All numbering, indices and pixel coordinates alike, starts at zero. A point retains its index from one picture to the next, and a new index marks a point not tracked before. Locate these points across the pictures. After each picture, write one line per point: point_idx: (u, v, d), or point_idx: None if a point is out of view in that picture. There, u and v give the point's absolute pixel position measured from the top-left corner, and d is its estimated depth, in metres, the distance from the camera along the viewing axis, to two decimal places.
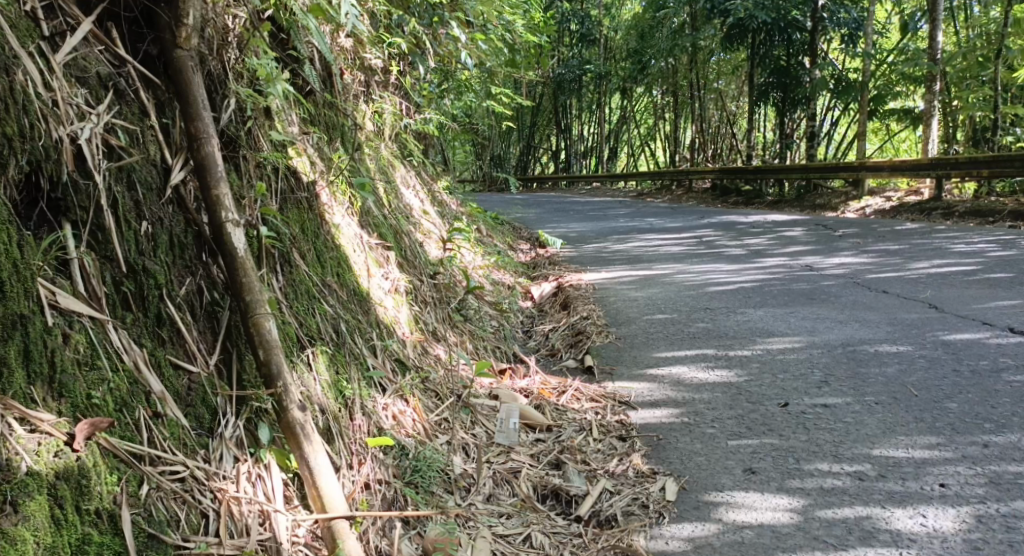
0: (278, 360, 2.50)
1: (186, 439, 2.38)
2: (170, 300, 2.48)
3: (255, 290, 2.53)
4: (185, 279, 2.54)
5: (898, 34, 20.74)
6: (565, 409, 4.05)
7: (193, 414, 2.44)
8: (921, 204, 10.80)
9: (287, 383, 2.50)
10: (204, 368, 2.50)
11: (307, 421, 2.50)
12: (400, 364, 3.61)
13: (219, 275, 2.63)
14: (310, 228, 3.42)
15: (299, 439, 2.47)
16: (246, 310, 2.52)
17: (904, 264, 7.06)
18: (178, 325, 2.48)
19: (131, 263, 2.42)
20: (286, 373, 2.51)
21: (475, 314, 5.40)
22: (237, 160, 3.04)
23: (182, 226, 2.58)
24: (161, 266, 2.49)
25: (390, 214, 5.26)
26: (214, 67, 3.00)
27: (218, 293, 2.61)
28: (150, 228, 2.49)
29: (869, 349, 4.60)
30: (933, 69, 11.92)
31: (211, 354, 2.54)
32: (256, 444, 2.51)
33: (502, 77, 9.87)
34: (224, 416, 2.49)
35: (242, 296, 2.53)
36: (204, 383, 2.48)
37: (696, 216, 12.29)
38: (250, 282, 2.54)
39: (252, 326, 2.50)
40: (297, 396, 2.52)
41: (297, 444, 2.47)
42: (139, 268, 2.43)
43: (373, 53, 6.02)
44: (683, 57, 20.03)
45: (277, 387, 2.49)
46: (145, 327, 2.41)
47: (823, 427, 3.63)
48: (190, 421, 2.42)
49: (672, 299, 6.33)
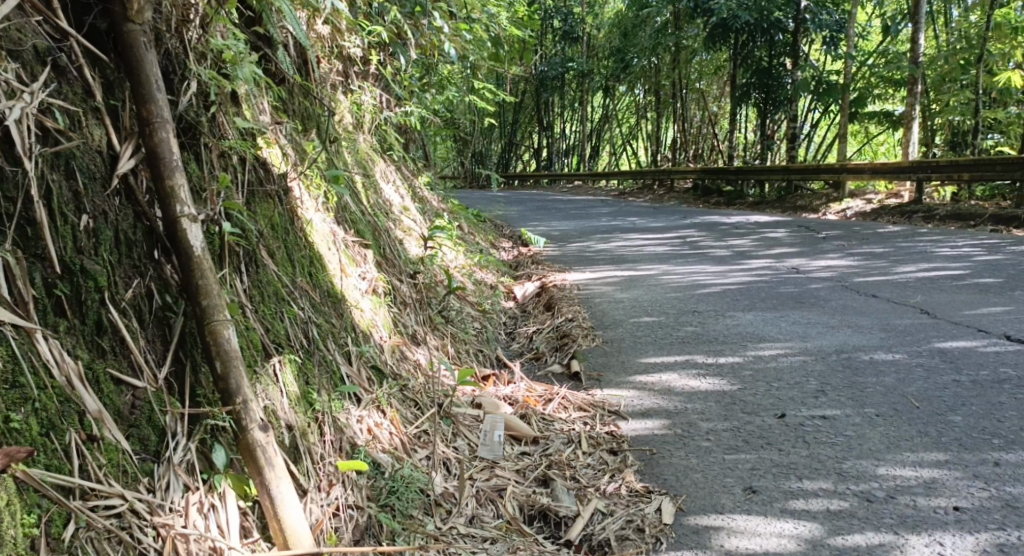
0: (237, 374, 2.24)
1: (127, 466, 2.13)
2: (113, 304, 2.23)
3: (214, 294, 2.27)
4: (132, 281, 2.28)
5: (877, 37, 20.58)
6: (552, 419, 3.81)
7: (137, 436, 2.18)
8: (902, 207, 10.62)
9: (247, 399, 2.25)
10: (152, 382, 2.24)
11: (269, 443, 2.25)
12: (377, 372, 3.37)
13: (173, 276, 2.36)
14: (279, 225, 3.17)
15: (259, 464, 2.22)
16: (202, 317, 2.26)
17: (891, 268, 6.86)
18: (121, 333, 2.22)
19: (66, 262, 2.16)
20: (247, 387, 2.26)
21: (457, 316, 5.17)
22: (197, 149, 2.78)
23: (130, 221, 2.32)
24: (104, 266, 2.23)
25: (368, 211, 5.02)
26: (170, 46, 2.74)
27: (171, 296, 2.35)
28: (91, 223, 2.23)
29: (865, 357, 4.38)
30: (914, 72, 11.75)
31: (161, 367, 2.28)
32: (211, 469, 2.26)
33: (485, 71, 9.64)
34: (174, 436, 2.24)
35: (198, 300, 2.27)
36: (151, 398, 2.23)
37: (679, 216, 12.09)
38: (207, 285, 2.28)
39: (209, 334, 2.25)
40: (258, 414, 2.27)
41: (257, 470, 2.22)
42: (76, 269, 2.17)
43: (350, 42, 5.76)
44: (666, 57, 19.80)
45: (235, 403, 2.23)
46: (82, 336, 2.16)
47: (823, 442, 3.41)
48: (132, 444, 2.16)
49: (659, 301, 6.11)
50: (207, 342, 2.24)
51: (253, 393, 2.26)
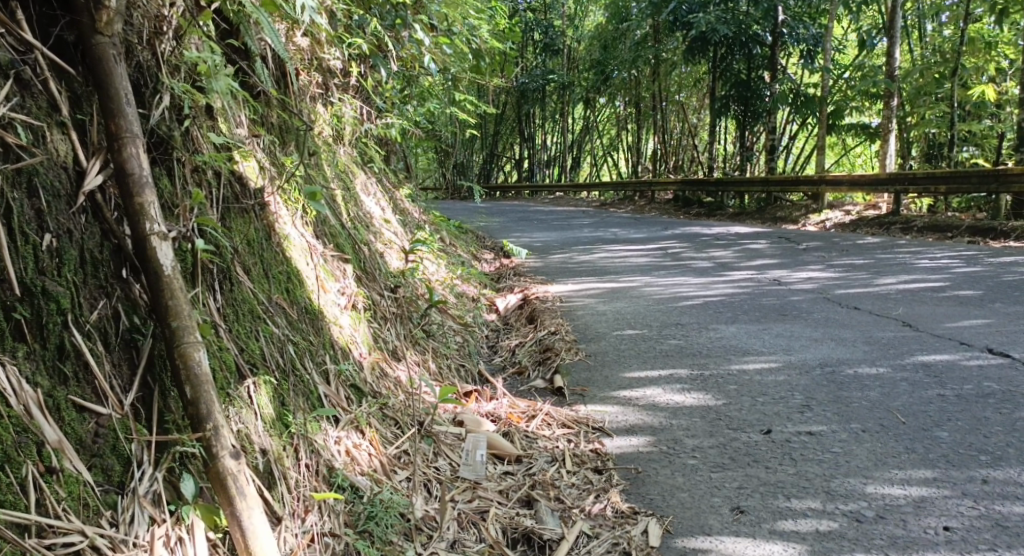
0: (208, 398, 2.15)
1: (88, 499, 2.05)
2: (77, 327, 2.15)
3: (184, 315, 2.19)
4: (97, 303, 2.20)
5: (854, 50, 20.66)
6: (536, 437, 3.74)
7: (100, 467, 2.10)
8: (880, 218, 10.63)
9: (218, 424, 2.17)
10: (117, 409, 2.16)
11: (240, 471, 2.16)
12: (356, 391, 3.29)
13: (142, 297, 2.28)
14: (256, 241, 3.10)
15: (230, 494, 2.13)
16: (171, 338, 2.18)
17: (871, 279, 6.84)
18: (86, 358, 2.14)
19: (27, 284, 2.08)
20: (218, 412, 2.17)
21: (439, 329, 5.10)
22: (170, 164, 2.68)
23: (97, 239, 2.23)
24: (67, 288, 2.15)
25: (348, 224, 4.95)
26: (142, 59, 2.66)
27: (139, 318, 2.26)
28: (54, 242, 2.15)
29: (849, 370, 4.34)
30: (890, 86, 11.78)
31: (127, 393, 2.19)
32: (178, 499, 2.17)
33: (467, 82, 9.61)
34: (140, 466, 2.15)
35: (167, 321, 2.19)
36: (116, 426, 2.14)
37: (661, 227, 12.07)
38: (177, 306, 2.20)
39: (179, 357, 2.16)
40: (230, 441, 2.18)
41: (227, 500, 2.13)
42: (37, 290, 2.09)
43: (330, 53, 5.70)
44: (646, 69, 19.83)
45: (205, 430, 2.15)
46: (43, 362, 2.07)
47: (810, 459, 3.36)
48: (94, 475, 2.08)
49: (642, 313, 6.06)
50: (177, 366, 2.16)
51: (224, 418, 2.18)
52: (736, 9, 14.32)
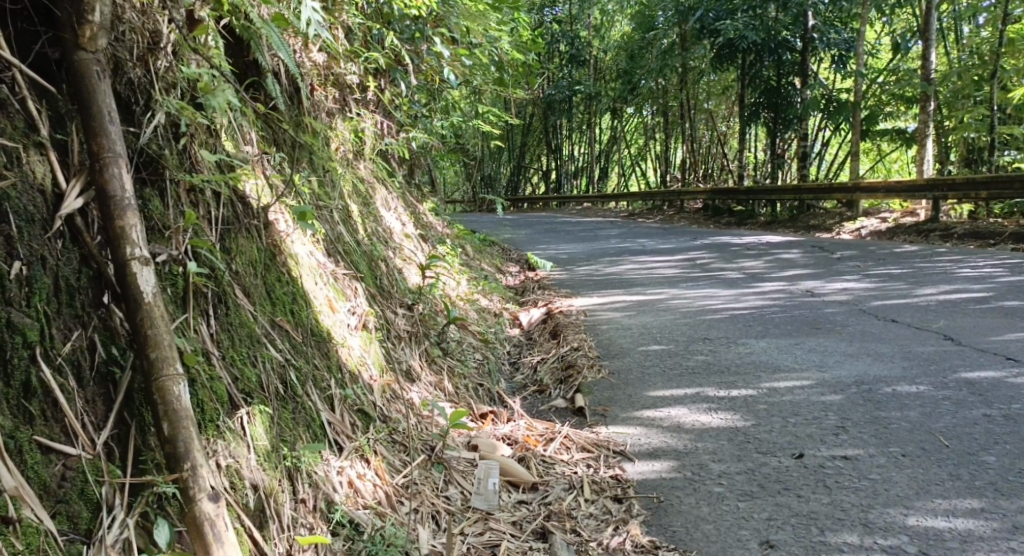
0: (186, 436, 2.06)
1: (49, 549, 1.92)
2: (46, 361, 2.03)
3: (164, 345, 2.09)
4: (71, 333, 2.09)
5: (889, 55, 20.34)
6: (553, 462, 3.59)
7: (65, 513, 1.97)
8: (919, 226, 10.39)
9: (196, 463, 2.07)
10: (88, 449, 2.04)
11: (219, 516, 2.05)
12: (364, 415, 3.16)
13: (122, 327, 2.15)
14: (258, 261, 2.98)
15: (206, 539, 2.03)
16: (150, 371, 2.08)
17: (910, 290, 6.62)
18: (55, 394, 2.03)
19: None
20: (197, 450, 2.08)
21: (457, 347, 4.96)
22: (161, 184, 2.55)
23: (74, 265, 2.12)
24: (36, 319, 2.03)
25: (364, 240, 4.83)
26: (133, 76, 2.55)
27: (118, 348, 2.13)
28: (24, 270, 2.04)
29: (887, 388, 4.15)
30: (926, 90, 11.52)
31: (100, 431, 2.06)
32: (150, 547, 2.03)
33: (489, 95, 9.52)
34: (111, 510, 2.03)
35: (147, 351, 2.09)
36: (85, 467, 2.03)
37: (690, 237, 11.87)
38: (158, 336, 2.10)
39: (157, 391, 2.06)
40: (209, 482, 2.08)
41: (204, 548, 2.02)
42: (3, 322, 1.98)
43: (346, 68, 5.60)
44: (674, 77, 19.63)
45: (182, 471, 2.05)
46: (7, 400, 1.96)
47: (846, 487, 3.18)
48: (58, 523, 1.96)
49: (668, 327, 5.89)
50: (155, 400, 2.06)
51: (204, 456, 2.08)
52: (765, 15, 14.11)
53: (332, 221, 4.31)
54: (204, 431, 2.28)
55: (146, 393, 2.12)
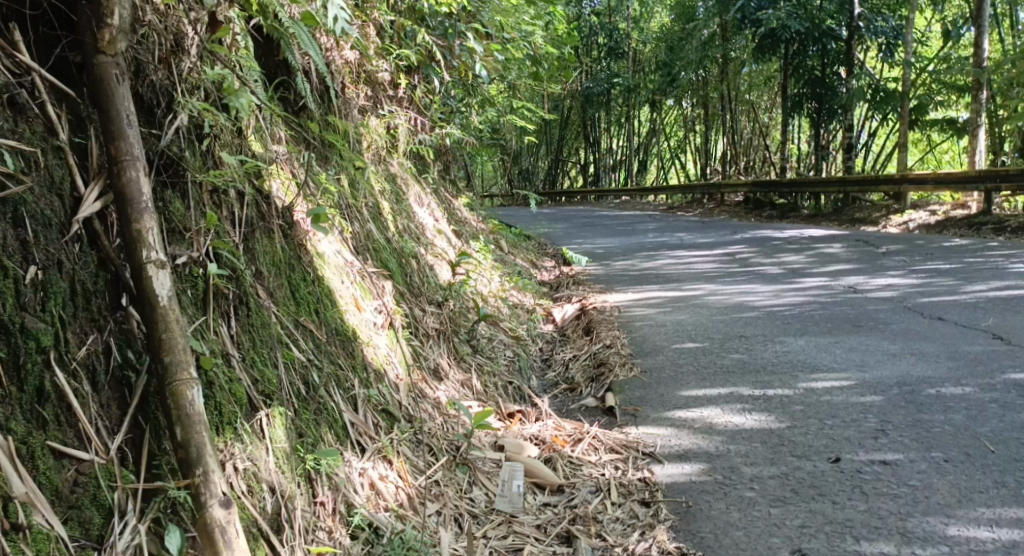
0: (198, 441, 2.06)
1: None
2: (61, 365, 2.05)
3: (178, 349, 2.09)
4: (86, 338, 2.11)
5: (939, 43, 19.97)
6: (580, 463, 3.56)
7: (77, 520, 1.98)
8: (970, 218, 10.20)
9: (209, 469, 2.06)
10: (101, 454, 2.06)
11: (230, 522, 2.05)
12: (388, 415, 3.15)
13: (138, 330, 2.17)
14: (282, 261, 2.98)
15: (217, 545, 2.03)
16: (164, 374, 2.08)
17: (958, 286, 6.50)
18: (68, 399, 2.04)
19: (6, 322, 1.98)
20: (209, 455, 2.07)
21: (487, 344, 4.93)
22: (183, 186, 2.56)
23: (91, 270, 2.14)
24: (50, 324, 2.05)
25: (395, 237, 4.82)
26: (156, 79, 2.56)
27: (134, 353, 2.16)
28: (39, 275, 2.06)
29: (931, 390, 4.07)
30: (979, 78, 11.28)
31: (114, 435, 2.09)
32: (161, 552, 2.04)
33: (524, 89, 9.48)
34: (123, 516, 2.04)
35: (161, 356, 2.09)
36: (98, 472, 2.04)
37: (729, 231, 11.74)
38: (172, 339, 2.10)
39: (170, 395, 2.06)
40: (221, 487, 2.08)
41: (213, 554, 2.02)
42: (16, 328, 2.00)
43: (379, 65, 5.59)
44: (715, 69, 19.42)
45: (194, 476, 2.05)
46: (20, 406, 1.97)
47: (884, 494, 3.13)
48: (69, 529, 1.97)
49: (703, 324, 5.82)
50: (168, 405, 2.06)
51: (216, 461, 2.08)
52: (808, 5, 13.88)
53: (362, 219, 4.30)
54: (222, 434, 2.28)
55: (160, 397, 2.13)
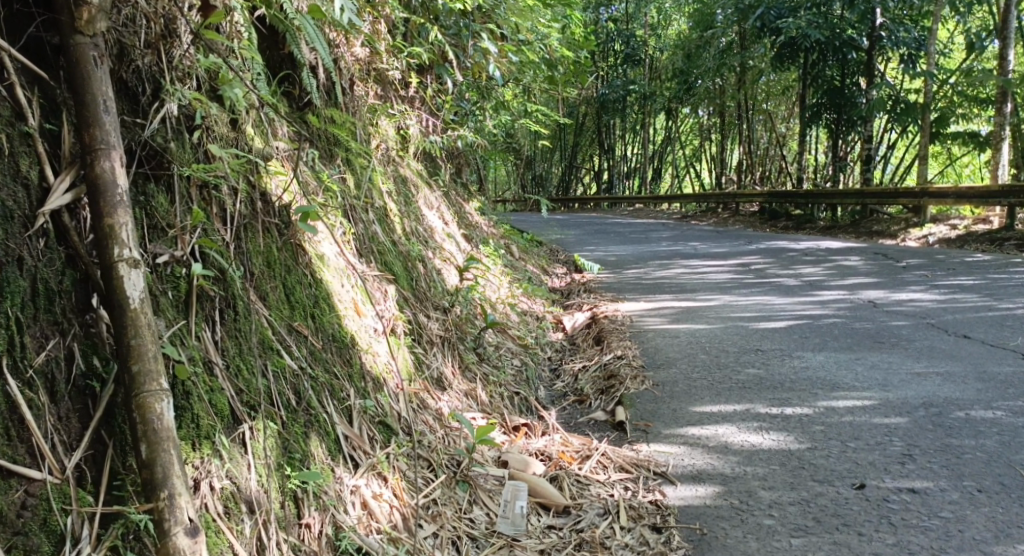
0: (165, 460, 1.91)
1: None
2: (15, 374, 1.92)
3: (147, 357, 1.94)
4: (47, 342, 1.98)
5: (960, 55, 19.68)
6: (587, 482, 3.37)
7: (24, 547, 1.85)
8: (991, 234, 9.97)
9: (174, 491, 1.92)
10: (56, 474, 1.92)
11: (194, 551, 1.91)
12: (385, 428, 2.96)
13: (106, 336, 2.04)
14: (277, 263, 2.80)
15: None
16: (132, 385, 1.94)
17: (982, 303, 6.28)
18: (22, 411, 1.91)
19: None
20: (177, 477, 1.93)
21: (494, 353, 4.75)
22: (168, 179, 2.42)
23: (56, 269, 2.01)
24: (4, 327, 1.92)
25: (401, 240, 4.65)
26: (140, 64, 2.41)
27: (100, 359, 2.02)
28: None
29: (960, 411, 3.88)
30: (1004, 89, 11.05)
31: (72, 452, 1.95)
32: None
33: (539, 93, 9.30)
34: (76, 542, 1.90)
35: (130, 364, 1.94)
36: (50, 494, 1.90)
37: (745, 240, 11.52)
38: (142, 346, 1.95)
39: (137, 408, 1.92)
40: (188, 512, 1.93)
41: None
42: None
43: (389, 63, 5.42)
44: (732, 77, 19.16)
45: (158, 500, 1.90)
46: None
47: (914, 526, 2.96)
48: None
49: (718, 337, 5.62)
50: (135, 418, 1.92)
51: (183, 484, 1.93)
52: (829, 13, 13.67)
53: (367, 219, 4.13)
54: (199, 449, 2.13)
55: (126, 410, 1.99)
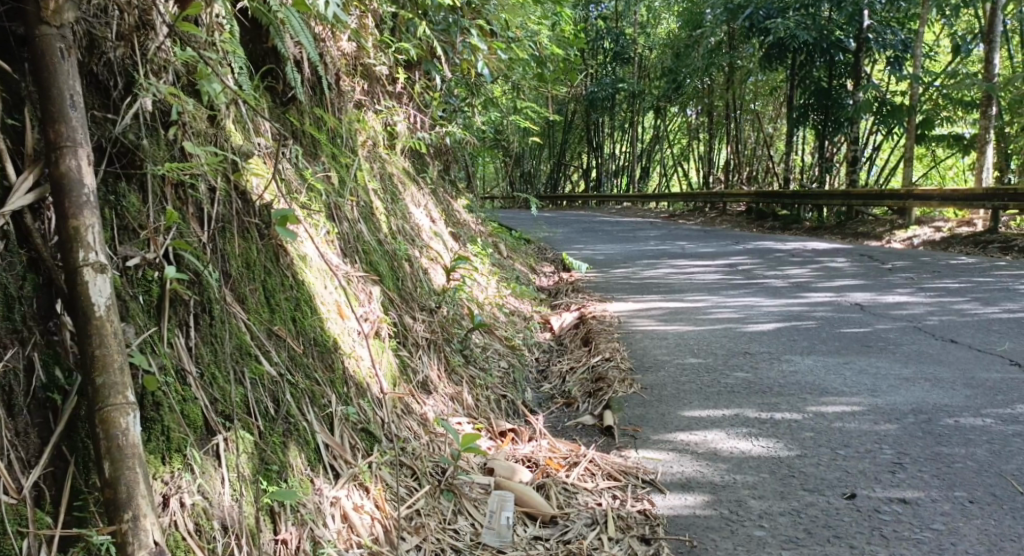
0: (129, 478, 1.87)
1: None
2: None
3: (113, 369, 1.90)
4: (6, 352, 1.95)
5: (946, 57, 19.67)
6: (575, 490, 3.29)
7: None
8: (975, 237, 9.94)
9: (139, 511, 1.87)
10: (13, 493, 1.90)
11: None
12: (369, 435, 2.86)
13: (70, 346, 2.01)
14: (257, 263, 2.70)
15: None
16: (96, 398, 1.89)
17: (969, 307, 6.22)
18: None
19: None
20: (142, 497, 1.88)
21: (481, 354, 4.66)
22: (142, 178, 2.34)
23: (17, 277, 1.99)
24: None
25: (387, 239, 4.55)
26: (111, 56, 2.33)
27: (64, 369, 2.00)
28: None
29: (949, 418, 3.81)
30: (989, 93, 11.02)
31: (32, 468, 1.93)
32: None
33: (528, 91, 9.20)
34: None
35: (94, 376, 1.89)
36: (6, 515, 1.89)
37: (733, 241, 11.45)
38: (108, 355, 1.90)
39: (100, 423, 1.88)
40: (154, 535, 1.88)
41: None
42: None
43: (374, 59, 5.32)
44: (720, 77, 19.09)
45: (122, 522, 1.85)
46: None
47: (906, 539, 2.89)
48: None
49: (707, 339, 5.54)
50: (98, 434, 1.88)
51: (148, 504, 1.88)
52: (818, 14, 13.61)
53: (351, 218, 4.03)
54: (169, 463, 2.09)
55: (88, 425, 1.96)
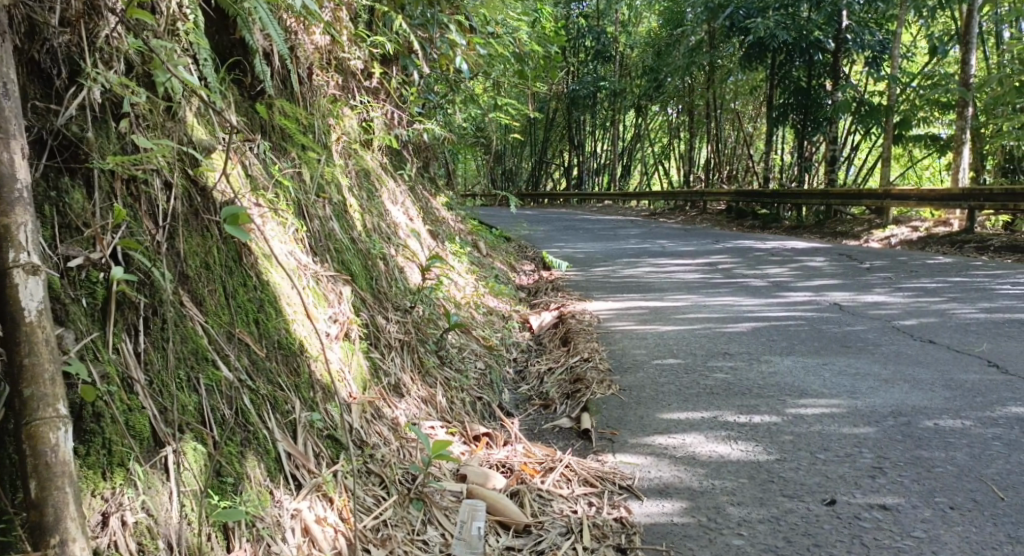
0: (57, 500, 1.77)
1: None
2: None
3: (42, 380, 1.79)
4: None
5: (924, 58, 19.68)
6: (550, 497, 3.18)
7: None
8: (952, 236, 9.91)
9: (67, 536, 1.77)
10: None
11: None
12: (336, 442, 2.71)
13: None
14: (217, 263, 2.56)
15: None
16: (22, 412, 1.78)
17: (947, 307, 6.16)
18: None
19: None
20: (71, 520, 1.78)
21: (456, 355, 4.54)
22: (88, 173, 2.24)
23: None
24: None
25: (361, 237, 4.42)
26: (53, 44, 2.24)
27: None
28: None
29: (929, 421, 3.73)
30: (964, 95, 10.98)
31: None
32: None
33: (508, 88, 9.08)
34: None
35: (21, 386, 1.78)
36: None
37: (712, 239, 11.38)
38: (37, 365, 1.79)
39: (28, 439, 1.77)
40: None
41: None
42: None
43: (348, 53, 5.19)
44: (701, 76, 19.02)
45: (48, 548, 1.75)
46: None
47: (887, 547, 2.80)
48: None
49: (686, 339, 5.44)
50: (25, 451, 1.77)
51: (78, 528, 1.78)
52: (797, 14, 13.58)
53: (322, 216, 3.90)
54: (110, 478, 1.98)
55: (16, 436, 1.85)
